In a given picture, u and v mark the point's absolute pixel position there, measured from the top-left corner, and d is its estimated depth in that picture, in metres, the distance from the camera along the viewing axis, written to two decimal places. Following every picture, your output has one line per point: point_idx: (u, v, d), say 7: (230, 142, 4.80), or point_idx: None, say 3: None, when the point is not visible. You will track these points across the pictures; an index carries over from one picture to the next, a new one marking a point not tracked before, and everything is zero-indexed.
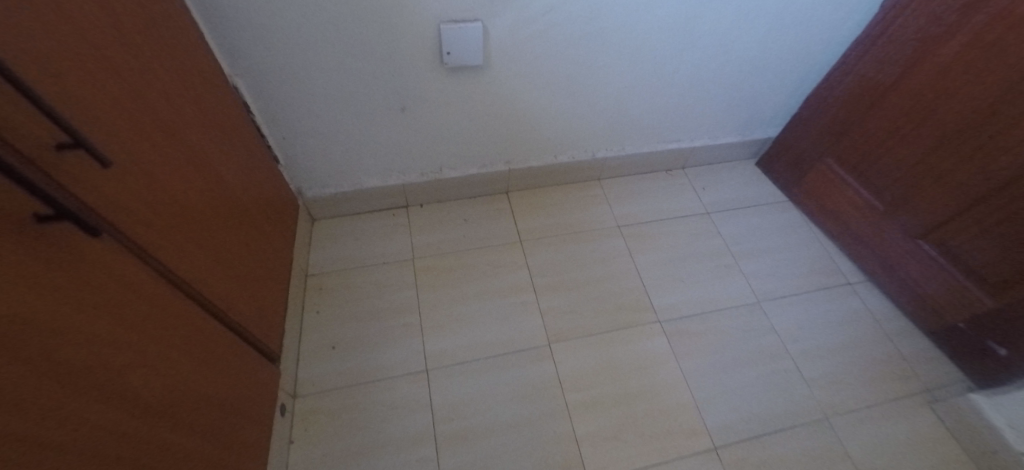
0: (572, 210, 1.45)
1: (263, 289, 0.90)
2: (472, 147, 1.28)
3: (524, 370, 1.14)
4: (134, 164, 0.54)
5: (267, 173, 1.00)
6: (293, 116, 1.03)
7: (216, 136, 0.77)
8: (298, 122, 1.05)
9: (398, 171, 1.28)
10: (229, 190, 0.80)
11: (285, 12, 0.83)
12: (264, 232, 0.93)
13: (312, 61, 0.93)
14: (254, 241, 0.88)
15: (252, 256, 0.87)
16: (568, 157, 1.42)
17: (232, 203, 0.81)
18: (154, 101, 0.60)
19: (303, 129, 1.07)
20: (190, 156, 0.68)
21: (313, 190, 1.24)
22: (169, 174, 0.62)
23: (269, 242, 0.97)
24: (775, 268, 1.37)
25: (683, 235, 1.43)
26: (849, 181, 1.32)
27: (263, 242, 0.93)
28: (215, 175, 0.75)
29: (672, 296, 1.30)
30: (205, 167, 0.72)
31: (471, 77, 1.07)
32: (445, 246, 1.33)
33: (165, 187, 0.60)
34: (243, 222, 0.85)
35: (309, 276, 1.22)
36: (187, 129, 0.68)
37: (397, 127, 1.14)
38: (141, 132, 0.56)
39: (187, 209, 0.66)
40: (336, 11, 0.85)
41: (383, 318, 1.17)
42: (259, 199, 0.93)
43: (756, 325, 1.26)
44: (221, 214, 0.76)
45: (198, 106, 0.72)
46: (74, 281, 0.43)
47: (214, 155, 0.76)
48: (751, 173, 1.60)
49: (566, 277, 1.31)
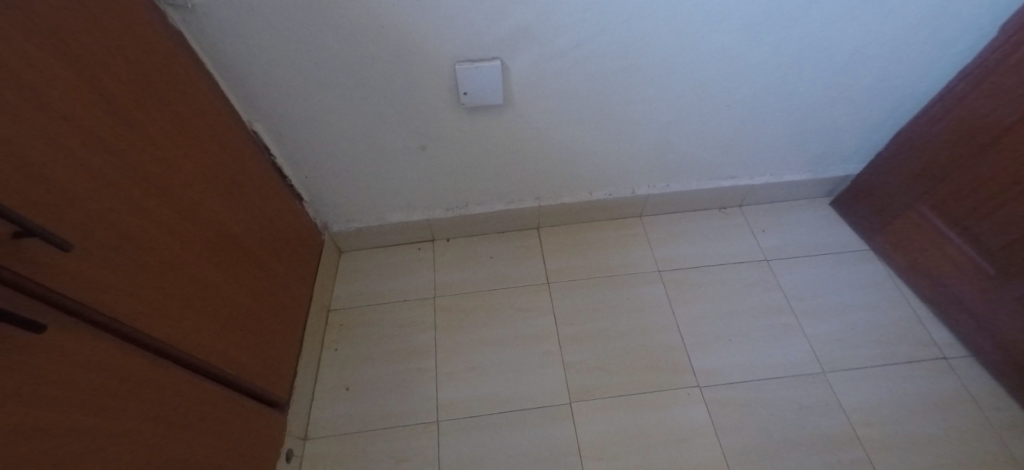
0: (608, 250, 1.34)
1: (271, 333, 0.91)
2: (499, 183, 1.22)
3: (541, 430, 1.04)
4: (119, 237, 0.54)
5: (282, 214, 1.01)
6: (312, 157, 1.04)
7: (222, 188, 0.78)
8: (320, 161, 1.06)
9: (424, 206, 1.26)
10: (237, 241, 0.81)
11: (297, 61, 0.82)
12: (273, 276, 0.94)
13: (326, 107, 0.93)
14: (263, 286, 0.89)
15: (258, 303, 0.87)
16: (605, 194, 1.31)
17: (238, 254, 0.81)
18: (150, 167, 0.60)
19: (324, 168, 1.08)
20: (189, 215, 0.68)
21: (339, 225, 1.26)
22: (161, 238, 0.61)
23: (280, 284, 0.97)
24: (846, 332, 1.17)
25: (734, 284, 1.26)
26: (951, 237, 1.09)
27: (272, 287, 0.93)
28: (221, 229, 0.76)
29: (716, 356, 1.14)
30: (207, 223, 0.72)
31: (492, 116, 1.01)
32: (468, 284, 1.28)
33: (159, 252, 0.61)
34: (252, 270, 0.86)
35: (332, 310, 1.23)
36: (188, 188, 0.68)
37: (418, 165, 1.12)
38: (131, 202, 0.56)
39: (185, 269, 0.66)
40: (349, 57, 0.83)
41: (397, 360, 1.14)
42: (270, 243, 0.94)
43: (819, 400, 1.07)
44: (226, 267, 0.77)
45: (205, 162, 0.73)
46: (46, 370, 0.43)
47: (218, 209, 0.76)
48: (823, 215, 1.39)
49: (596, 327, 1.20)
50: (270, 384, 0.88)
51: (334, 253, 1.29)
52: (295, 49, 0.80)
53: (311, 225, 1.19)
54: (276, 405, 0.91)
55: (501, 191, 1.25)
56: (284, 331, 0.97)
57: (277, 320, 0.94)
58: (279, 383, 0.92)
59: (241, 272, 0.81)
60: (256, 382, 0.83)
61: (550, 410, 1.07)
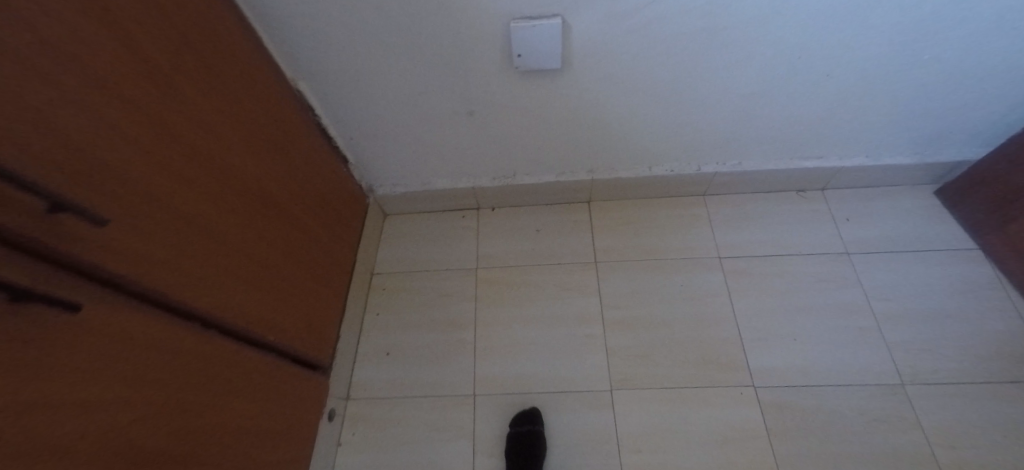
0: (663, 231, 1.23)
1: (314, 298, 0.92)
2: (550, 153, 1.13)
3: (579, 415, 1.01)
4: (156, 207, 0.52)
5: (326, 178, 0.99)
6: (357, 118, 1.00)
7: (262, 152, 0.75)
8: (365, 123, 1.01)
9: (470, 174, 1.20)
10: (278, 207, 0.80)
11: (341, 16, 0.76)
12: (316, 242, 0.94)
13: (370, 67, 0.87)
14: (305, 252, 0.89)
15: (299, 268, 0.87)
16: (666, 170, 1.19)
17: (278, 219, 0.80)
18: (189, 131, 0.58)
19: (369, 130, 1.03)
20: (228, 181, 0.66)
21: (384, 189, 1.23)
22: (199, 205, 0.60)
23: (322, 248, 0.97)
24: (938, 342, 1.03)
25: (806, 278, 1.13)
26: None
27: (314, 251, 0.93)
28: (261, 195, 0.74)
29: (777, 357, 1.05)
30: (246, 189, 0.70)
31: (547, 80, 0.91)
32: (512, 257, 1.23)
33: (198, 221, 0.59)
34: (294, 236, 0.85)
35: (376, 274, 1.23)
36: (227, 153, 0.66)
37: (463, 131, 1.05)
38: (169, 170, 0.54)
39: (226, 238, 0.65)
40: (394, 13, 0.75)
41: (436, 330, 1.14)
42: (313, 208, 0.93)
43: (895, 415, 0.96)
44: (267, 235, 0.76)
45: (245, 125, 0.70)
46: (86, 347, 0.43)
47: (258, 173, 0.74)
48: (924, 204, 1.20)
49: (644, 314, 1.13)
50: (313, 348, 0.90)
51: (379, 217, 1.28)
52: (339, 3, 0.73)
53: (357, 189, 1.17)
54: (318, 367, 0.93)
55: (551, 161, 1.16)
56: (327, 296, 0.98)
57: (319, 285, 0.95)
58: (322, 346, 0.94)
59: (283, 239, 0.81)
60: (299, 345, 0.85)
61: (589, 395, 1.04)
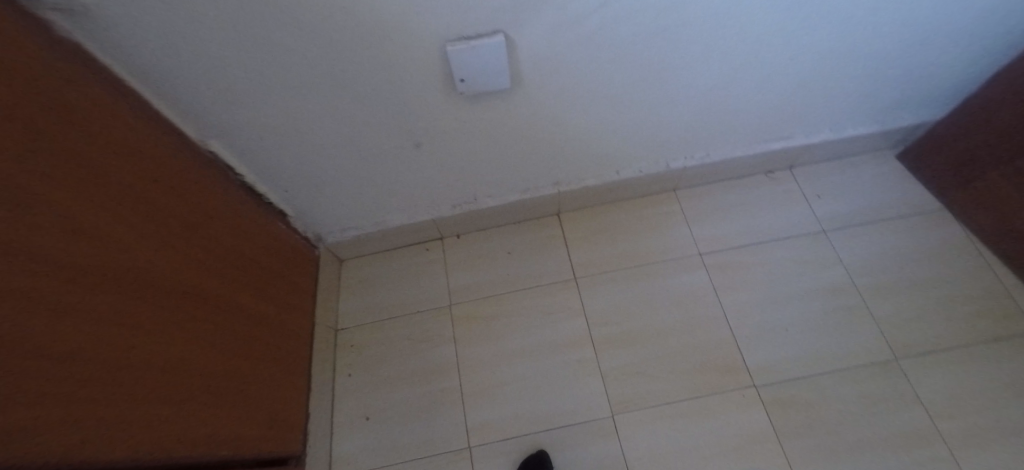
0: (640, 234, 1.18)
1: (265, 384, 0.80)
2: (511, 172, 1.05)
3: (584, 449, 0.95)
4: (53, 359, 0.40)
5: (260, 241, 0.87)
6: (288, 168, 0.88)
7: (170, 238, 0.62)
8: (299, 172, 0.90)
9: (427, 205, 1.10)
10: (204, 296, 0.67)
11: (246, 64, 0.65)
12: (261, 318, 0.82)
13: (286, 110, 0.75)
14: (249, 335, 0.77)
15: (241, 357, 0.74)
16: (634, 171, 1.12)
17: (207, 310, 0.67)
18: (75, 249, 0.45)
19: (305, 178, 0.92)
20: (133, 289, 0.53)
21: (334, 235, 1.11)
22: (102, 334, 0.47)
23: (268, 323, 0.85)
24: (922, 309, 1.02)
25: (788, 263, 1.11)
26: None
27: (257, 330, 0.80)
28: (179, 290, 0.62)
29: (772, 351, 1.02)
30: (159, 289, 0.58)
31: (497, 100, 0.82)
32: (487, 287, 1.14)
33: (109, 355, 0.48)
34: (230, 324, 0.72)
35: (340, 329, 1.11)
36: (126, 255, 0.53)
37: (409, 162, 0.95)
38: (61, 305, 0.42)
39: (143, 360, 0.53)
40: (312, 54, 0.66)
41: (416, 381, 1.04)
42: (251, 281, 0.81)
43: (895, 393, 0.95)
44: (195, 334, 0.64)
45: (144, 214, 0.58)
46: None
47: (170, 265, 0.61)
48: (887, 170, 1.20)
49: (633, 327, 1.07)
50: (271, 441, 0.79)
51: (334, 265, 1.15)
52: (241, 50, 0.62)
53: (303, 241, 1.04)
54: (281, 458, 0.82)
55: (513, 180, 1.08)
56: (282, 374, 0.87)
57: (271, 366, 0.83)
58: (282, 433, 0.83)
59: (219, 332, 0.69)
60: (256, 445, 0.74)
61: (590, 425, 0.97)
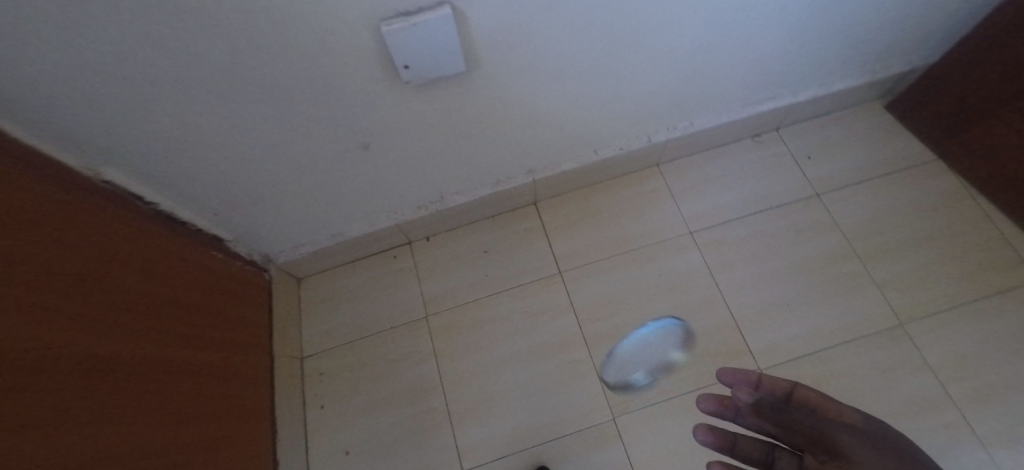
0: (624, 217, 1.09)
1: (220, 442, 0.69)
2: (478, 163, 0.93)
3: (586, 458, 0.89)
4: None
5: (190, 277, 0.73)
6: (215, 186, 0.75)
7: (75, 291, 0.49)
8: (230, 189, 0.77)
9: (388, 210, 0.97)
10: (132, 354, 0.55)
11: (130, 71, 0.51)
12: (203, 368, 0.70)
13: (191, 121, 0.61)
14: (194, 388, 0.66)
15: (190, 415, 0.63)
16: (614, 149, 1.02)
17: (138, 370, 0.55)
18: None
19: (239, 196, 0.79)
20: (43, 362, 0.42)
21: (286, 254, 0.97)
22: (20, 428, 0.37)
23: (217, 369, 0.73)
24: (923, 269, 0.98)
25: (782, 233, 1.04)
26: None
27: (204, 380, 0.69)
28: (98, 353, 0.50)
29: (774, 330, 0.96)
30: (75, 357, 0.46)
31: (451, 85, 0.70)
32: (465, 292, 1.04)
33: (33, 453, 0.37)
34: (169, 380, 0.61)
35: (306, 357, 1.00)
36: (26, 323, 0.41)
37: (358, 166, 0.82)
38: None
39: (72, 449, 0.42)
40: (216, 50, 0.52)
41: (398, 405, 0.95)
42: (185, 328, 0.68)
43: (901, 362, 0.91)
44: (129, 401, 0.52)
45: (39, 268, 0.45)
46: None
47: (81, 326, 0.49)
48: (877, 123, 1.13)
49: (627, 319, 0.99)
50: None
51: (291, 286, 1.03)
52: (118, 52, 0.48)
53: (250, 266, 0.91)
54: None
55: (480, 173, 0.96)
56: (240, 425, 0.75)
57: (225, 419, 0.72)
58: None
59: (154, 398, 0.57)
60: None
61: (591, 431, 0.91)
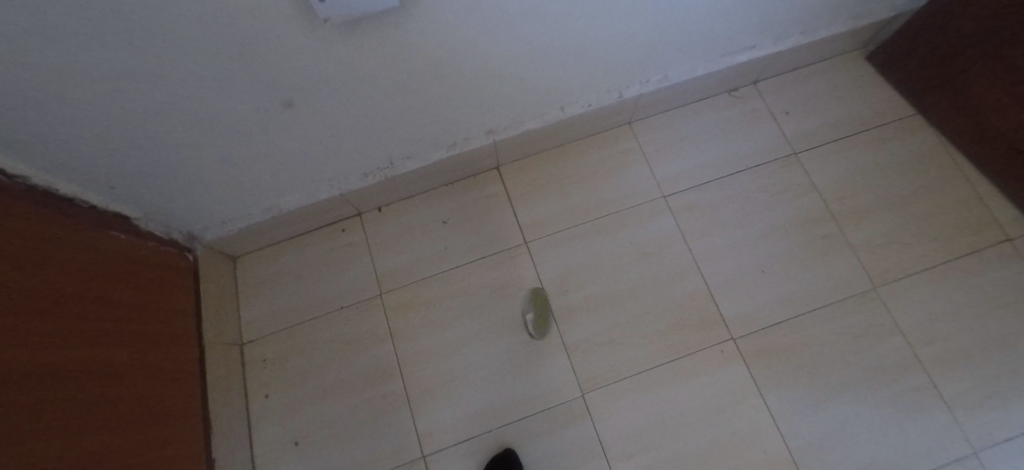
0: (594, 181, 1.00)
1: (138, 449, 0.60)
2: (427, 122, 0.82)
3: (556, 437, 0.85)
4: None
5: (86, 263, 0.61)
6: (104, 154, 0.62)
7: None
8: (127, 157, 0.64)
9: (330, 179, 0.86)
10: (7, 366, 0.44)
11: None
12: (109, 370, 0.59)
13: (50, 73, 0.47)
14: (94, 395, 0.55)
15: (91, 427, 0.54)
16: (582, 106, 0.92)
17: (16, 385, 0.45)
18: None
19: (139, 165, 0.66)
20: None
21: (212, 231, 0.85)
22: None
23: (127, 368, 0.63)
24: (898, 229, 0.95)
25: (759, 196, 0.98)
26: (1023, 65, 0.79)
27: (110, 383, 0.59)
28: None
29: (748, 298, 0.92)
30: None
31: (383, 26, 0.57)
32: (423, 267, 0.96)
33: None
34: (58, 391, 0.50)
35: (246, 344, 0.90)
36: None
37: (281, 126, 0.70)
38: None
39: None
40: None
41: (353, 391, 0.88)
42: (81, 324, 0.57)
43: (872, 326, 0.89)
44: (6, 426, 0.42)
45: None
46: None
47: None
48: (859, 74, 1.06)
49: (597, 291, 0.94)
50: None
51: (224, 267, 0.91)
52: None
53: (168, 246, 0.78)
54: None
55: (432, 133, 0.85)
56: (166, 426, 0.67)
57: (143, 424, 0.63)
58: None
59: (42, 414, 0.47)
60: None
61: (561, 410, 0.87)
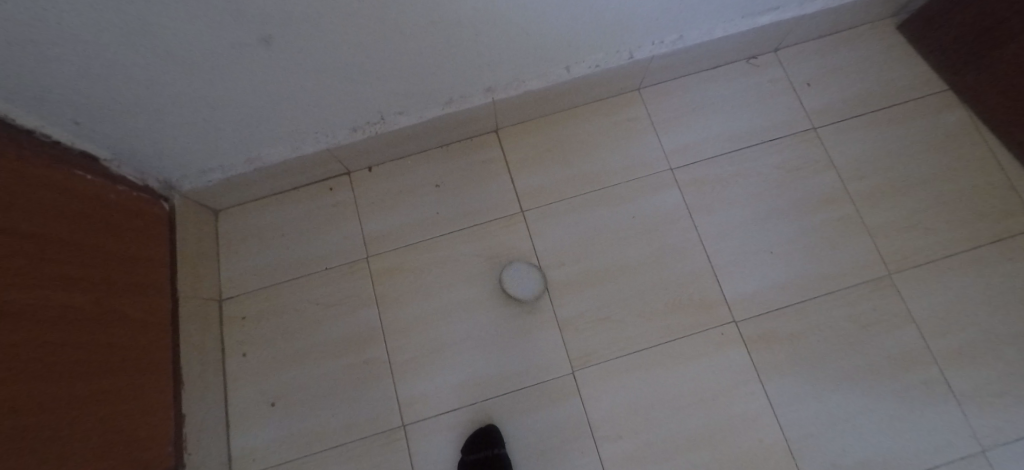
0: (598, 149, 0.95)
1: (99, 400, 0.58)
2: (422, 76, 0.75)
3: (542, 413, 0.82)
4: None
5: (45, 203, 0.56)
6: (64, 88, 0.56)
7: None
8: (90, 93, 0.58)
9: (315, 131, 0.81)
10: None
11: None
12: (71, 316, 0.56)
13: None
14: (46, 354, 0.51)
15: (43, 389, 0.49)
16: (588, 66, 0.85)
17: None
18: None
19: (105, 103, 0.60)
20: None
21: (190, 180, 0.81)
22: None
23: (87, 323, 0.58)
24: (921, 214, 0.88)
25: (772, 173, 0.92)
26: None
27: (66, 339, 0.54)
28: None
29: (753, 280, 0.87)
30: None
31: None
32: (412, 231, 0.91)
33: None
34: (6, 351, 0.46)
35: (226, 299, 0.88)
36: None
37: (265, 73, 0.64)
38: None
39: None
40: None
41: (334, 355, 0.85)
42: (43, 265, 0.53)
43: (883, 315, 0.84)
44: None
45: None
46: None
47: None
48: (890, 46, 0.98)
49: (594, 265, 0.89)
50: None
51: (205, 219, 0.88)
52: None
53: (141, 193, 0.74)
54: None
55: (427, 88, 0.79)
56: (132, 379, 0.64)
57: (103, 380, 0.59)
58: (146, 452, 0.64)
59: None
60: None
61: (549, 386, 0.83)
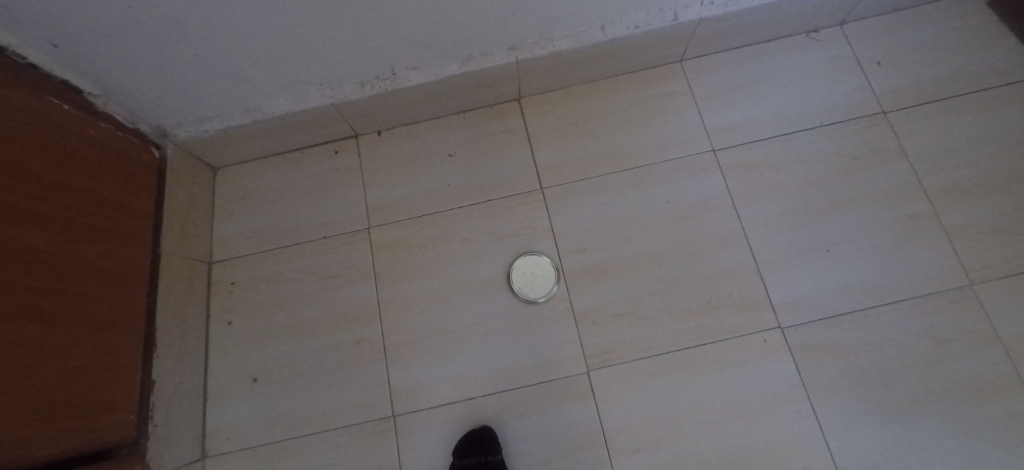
0: (630, 125, 0.85)
1: (60, 356, 0.52)
2: (440, 24, 0.67)
3: (548, 416, 0.72)
4: None
5: (22, 134, 0.50)
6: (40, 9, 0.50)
7: None
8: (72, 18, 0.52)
9: (320, 82, 0.74)
10: None
11: None
12: (37, 257, 0.50)
13: None
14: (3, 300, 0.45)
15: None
16: (626, 27, 0.76)
17: None
18: None
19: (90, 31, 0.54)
20: None
21: (185, 128, 0.76)
22: None
23: (53, 269, 0.52)
24: (1012, 217, 0.75)
25: (830, 160, 0.80)
26: None
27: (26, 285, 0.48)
28: None
29: (803, 280, 0.75)
30: None
31: None
32: (419, 203, 0.83)
33: None
34: None
35: (215, 262, 0.82)
36: None
37: (265, 10, 0.57)
38: None
39: None
40: None
41: (323, 331, 0.78)
42: (14, 199, 0.48)
43: (960, 332, 0.71)
44: None
45: None
46: None
47: None
48: (979, 23, 0.85)
49: (618, 252, 0.79)
50: (81, 437, 0.53)
51: (200, 175, 0.83)
52: None
53: (129, 136, 0.69)
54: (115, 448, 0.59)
55: (444, 40, 0.71)
56: (99, 335, 0.58)
57: (66, 334, 0.53)
58: (107, 417, 0.57)
59: None
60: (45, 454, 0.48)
61: (558, 385, 0.73)
